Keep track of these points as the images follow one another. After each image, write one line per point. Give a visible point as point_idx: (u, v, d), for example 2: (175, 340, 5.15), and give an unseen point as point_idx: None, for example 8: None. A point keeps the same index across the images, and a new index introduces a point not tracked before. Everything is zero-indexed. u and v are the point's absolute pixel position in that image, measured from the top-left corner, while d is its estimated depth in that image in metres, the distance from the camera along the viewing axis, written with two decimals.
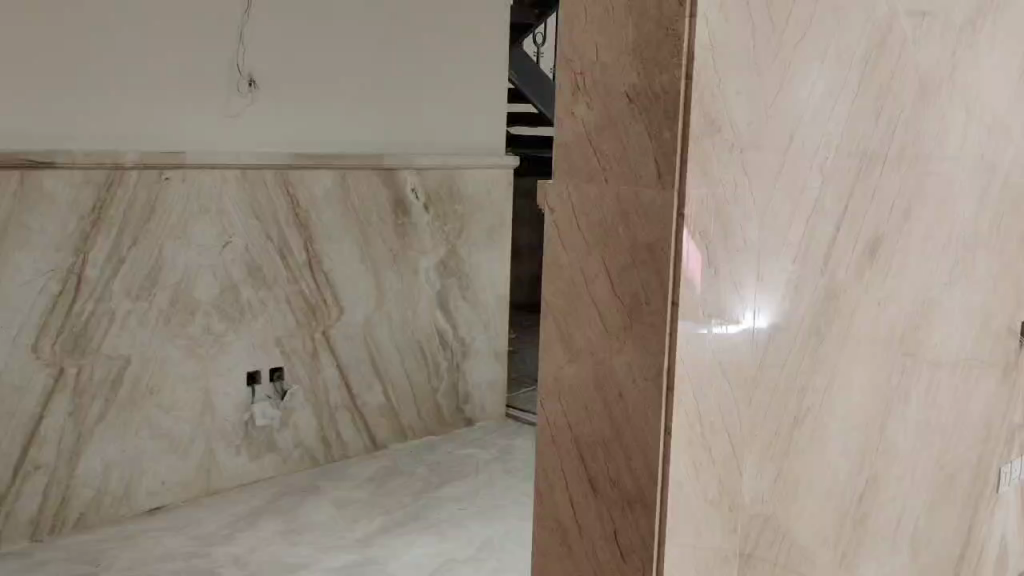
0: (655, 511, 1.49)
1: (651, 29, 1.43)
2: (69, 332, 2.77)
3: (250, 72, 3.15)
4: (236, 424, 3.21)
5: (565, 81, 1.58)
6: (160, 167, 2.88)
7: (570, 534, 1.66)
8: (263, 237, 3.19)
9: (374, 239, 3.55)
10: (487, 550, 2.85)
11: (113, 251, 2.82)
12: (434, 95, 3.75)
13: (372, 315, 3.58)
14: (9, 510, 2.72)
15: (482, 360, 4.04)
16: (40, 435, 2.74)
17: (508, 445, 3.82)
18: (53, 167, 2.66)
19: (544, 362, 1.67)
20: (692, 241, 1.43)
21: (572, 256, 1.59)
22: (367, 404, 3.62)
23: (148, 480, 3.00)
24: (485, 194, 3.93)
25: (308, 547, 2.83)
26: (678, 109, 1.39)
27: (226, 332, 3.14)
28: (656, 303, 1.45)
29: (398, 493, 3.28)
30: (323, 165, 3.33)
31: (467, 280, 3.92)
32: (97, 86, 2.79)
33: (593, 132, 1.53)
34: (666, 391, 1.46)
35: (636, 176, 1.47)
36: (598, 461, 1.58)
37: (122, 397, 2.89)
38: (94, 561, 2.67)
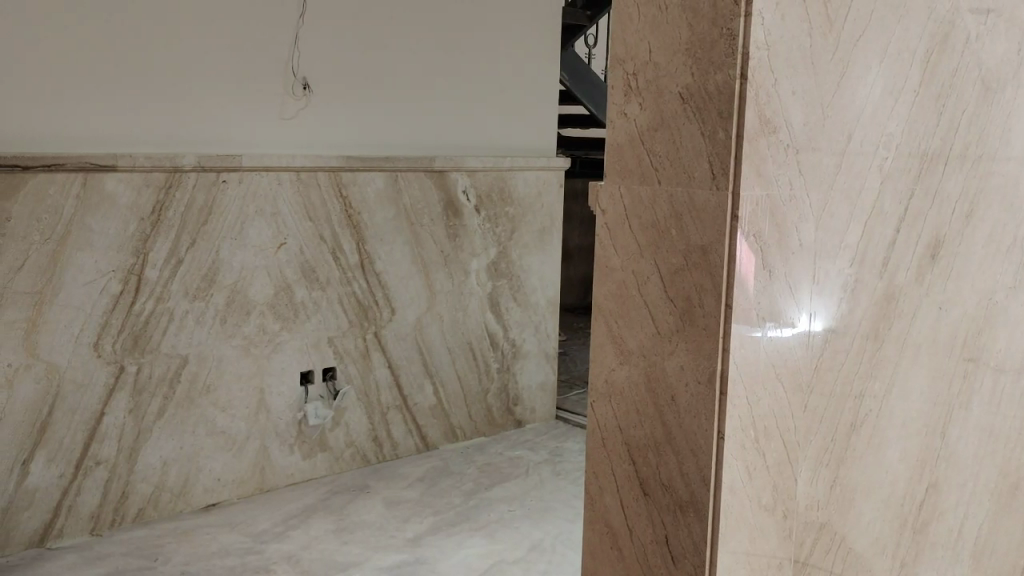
0: (708, 516, 1.47)
1: (706, 29, 1.41)
2: (129, 331, 2.83)
3: (304, 76, 3.19)
4: (289, 423, 3.25)
5: (618, 81, 1.57)
6: (217, 169, 2.94)
7: (620, 538, 1.65)
8: (316, 238, 3.23)
9: (426, 240, 3.57)
10: (537, 552, 2.85)
11: (172, 251, 2.88)
12: (486, 97, 3.76)
13: (423, 316, 3.60)
14: (71, 504, 2.79)
15: (532, 362, 4.04)
16: (101, 431, 2.81)
17: (558, 447, 3.81)
18: (114, 170, 2.73)
19: (596, 364, 1.66)
20: (746, 244, 1.41)
21: (623, 258, 1.58)
22: (417, 404, 3.64)
23: (203, 477, 3.05)
24: (536, 195, 3.93)
25: (359, 546, 2.85)
26: (733, 109, 1.38)
27: (280, 332, 3.18)
28: (710, 306, 1.44)
29: (448, 493, 3.30)
30: (375, 168, 3.35)
31: (518, 281, 3.92)
32: (156, 89, 2.85)
33: (646, 132, 1.52)
34: (719, 394, 1.45)
35: (689, 178, 1.45)
36: (649, 464, 1.57)
37: (179, 395, 2.95)
38: (152, 556, 2.72)
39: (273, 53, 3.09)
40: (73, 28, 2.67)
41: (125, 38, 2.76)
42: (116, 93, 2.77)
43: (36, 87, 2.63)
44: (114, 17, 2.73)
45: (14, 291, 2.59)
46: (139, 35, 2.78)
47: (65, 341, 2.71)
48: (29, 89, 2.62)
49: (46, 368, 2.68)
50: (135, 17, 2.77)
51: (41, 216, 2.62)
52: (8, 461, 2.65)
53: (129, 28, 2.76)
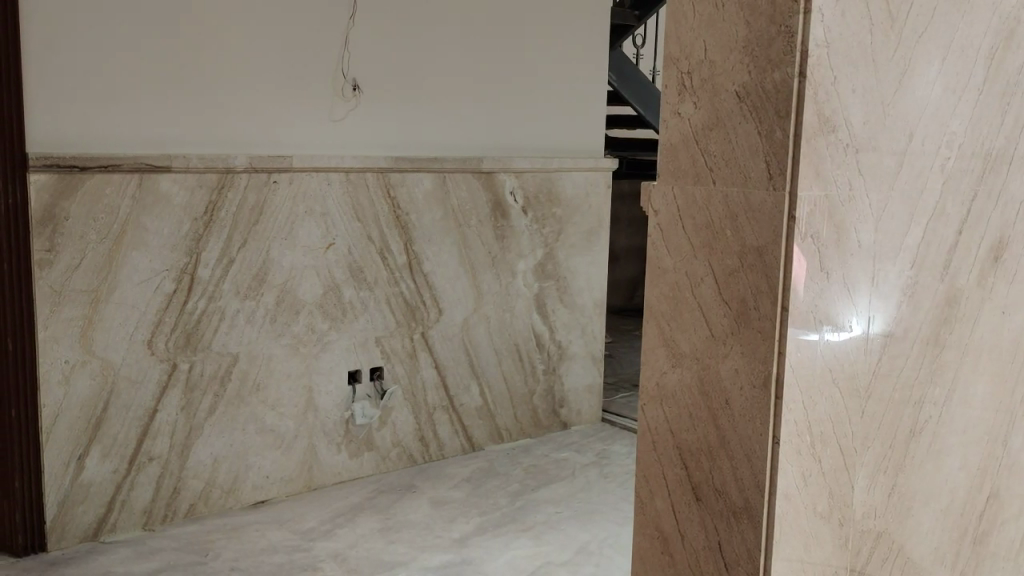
0: (763, 522, 1.45)
1: (763, 26, 1.39)
2: (182, 330, 2.87)
3: (354, 77, 3.20)
4: (337, 422, 3.28)
5: (671, 80, 1.55)
6: (268, 170, 2.98)
7: (671, 543, 1.62)
8: (364, 239, 3.25)
9: (473, 241, 3.57)
10: (583, 555, 2.83)
11: (224, 251, 2.92)
12: (534, 97, 3.75)
13: (470, 316, 3.61)
14: (125, 499, 2.84)
15: (578, 364, 4.02)
16: (154, 427, 2.85)
17: (604, 450, 3.79)
18: (169, 171, 2.77)
19: (646, 367, 1.64)
20: (803, 245, 1.39)
21: (676, 259, 1.56)
22: (464, 404, 3.65)
23: (253, 475, 3.09)
24: (583, 197, 3.92)
25: (405, 545, 2.86)
26: (791, 108, 1.36)
27: (329, 332, 3.21)
28: (765, 308, 1.41)
29: (494, 494, 3.29)
30: (423, 168, 3.37)
31: (565, 283, 3.91)
32: (210, 91, 2.87)
33: (700, 132, 1.50)
34: (775, 398, 1.43)
35: (745, 178, 1.43)
36: (702, 469, 1.54)
37: (230, 393, 2.99)
38: (203, 551, 2.76)
39: (323, 54, 3.11)
40: (132, 30, 2.69)
41: (181, 40, 2.79)
42: (172, 94, 2.80)
43: (96, 89, 2.65)
44: (170, 19, 2.76)
45: (72, 289, 2.64)
46: (194, 36, 2.81)
47: (120, 338, 2.75)
48: (89, 91, 2.64)
49: (101, 365, 2.73)
50: (190, 19, 2.80)
51: (98, 215, 2.66)
52: (64, 455, 2.70)
53: (185, 30, 2.79)
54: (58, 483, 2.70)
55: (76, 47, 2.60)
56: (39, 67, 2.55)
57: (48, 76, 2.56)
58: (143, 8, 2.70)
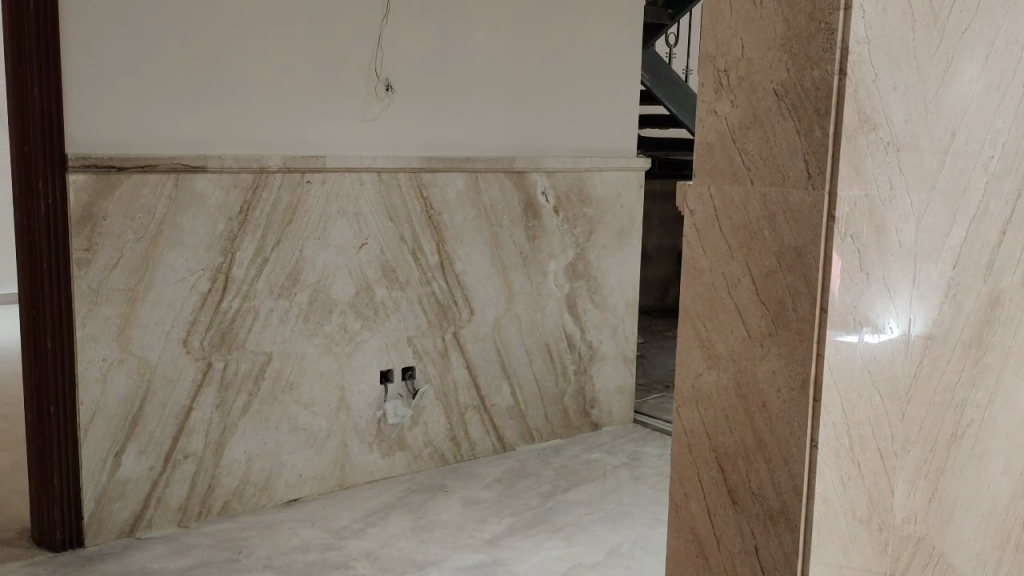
0: (800, 527, 1.44)
1: (802, 23, 1.37)
2: (217, 329, 2.90)
3: (387, 77, 3.21)
4: (369, 421, 3.29)
5: (707, 78, 1.53)
6: (302, 171, 3.00)
7: (706, 546, 1.61)
8: (397, 239, 3.26)
9: (505, 242, 3.57)
10: (615, 557, 2.82)
11: (258, 250, 2.94)
12: (566, 97, 3.74)
13: (502, 316, 3.61)
14: (160, 496, 2.86)
15: (610, 364, 4.01)
16: (189, 425, 2.88)
17: (635, 451, 3.77)
18: (204, 171, 2.80)
19: (680, 368, 1.62)
20: (843, 246, 1.38)
21: (712, 260, 1.54)
22: (495, 404, 3.64)
23: (286, 473, 3.11)
24: (615, 196, 3.90)
25: (437, 545, 2.86)
26: (831, 106, 1.34)
27: (361, 331, 3.22)
28: (804, 309, 1.40)
29: (525, 494, 3.29)
30: (456, 168, 3.37)
31: (596, 283, 3.90)
32: (244, 92, 2.89)
33: (737, 130, 1.48)
34: (813, 401, 1.41)
35: (783, 177, 1.41)
36: (738, 472, 1.53)
37: (264, 391, 3.01)
38: (237, 549, 2.78)
39: (357, 54, 3.12)
40: (168, 31, 2.72)
41: (216, 41, 2.81)
42: (209, 95, 2.82)
43: (133, 90, 2.68)
44: (206, 20, 2.78)
45: (110, 288, 2.68)
46: (230, 37, 2.84)
47: (156, 337, 2.78)
48: (126, 91, 2.67)
49: (138, 364, 2.76)
50: (226, 20, 2.82)
51: (135, 215, 2.69)
52: (101, 452, 2.73)
53: (221, 31, 2.82)
54: (95, 479, 2.73)
55: (114, 49, 2.63)
56: (77, 68, 2.57)
57: (86, 77, 2.59)
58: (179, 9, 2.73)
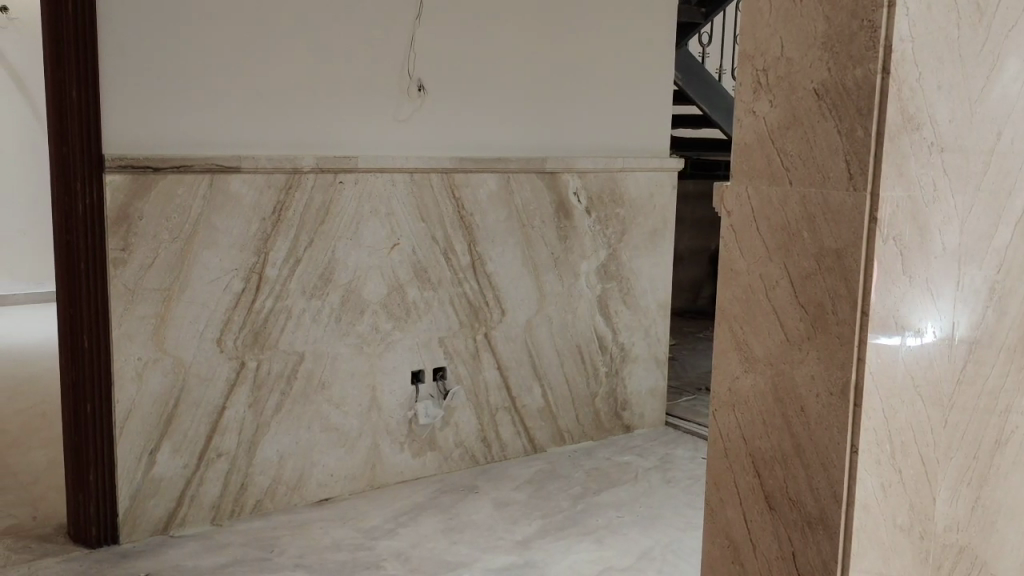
0: (839, 533, 1.41)
1: (844, 21, 1.35)
2: (250, 328, 2.92)
3: (420, 77, 3.21)
4: (400, 421, 3.29)
5: (747, 78, 1.52)
6: (335, 171, 3.01)
7: (742, 551, 1.59)
8: (428, 239, 3.26)
9: (537, 242, 3.56)
10: (647, 560, 2.80)
11: (292, 250, 2.96)
12: (599, 97, 3.72)
13: (534, 317, 3.60)
14: (194, 493, 2.89)
15: (641, 366, 3.98)
16: (223, 423, 2.90)
17: (667, 454, 3.74)
18: (239, 171, 2.81)
19: (719, 371, 1.61)
20: (885, 248, 1.35)
21: (750, 262, 1.53)
22: (526, 405, 3.63)
23: (318, 472, 3.12)
24: (647, 197, 3.88)
25: (468, 546, 2.86)
26: (873, 106, 1.32)
27: (393, 331, 3.23)
28: (844, 313, 1.37)
29: (556, 496, 3.27)
30: (488, 168, 3.37)
31: (628, 284, 3.88)
32: (278, 93, 2.91)
33: (776, 130, 1.46)
34: (853, 406, 1.39)
35: (823, 178, 1.39)
36: (776, 477, 1.51)
37: (296, 390, 3.03)
38: (269, 547, 2.79)
39: (390, 54, 3.13)
40: (205, 32, 2.74)
41: (251, 42, 2.83)
42: (244, 96, 2.84)
43: (169, 91, 2.70)
44: (241, 20, 2.80)
45: (146, 288, 2.70)
46: (265, 37, 2.85)
47: (191, 336, 2.81)
48: (164, 92, 2.70)
49: (174, 362, 2.78)
50: (260, 21, 2.84)
51: (171, 215, 2.71)
52: (136, 451, 2.76)
53: (256, 32, 2.83)
54: (131, 477, 2.76)
55: (152, 51, 2.65)
56: (114, 70, 2.60)
57: (124, 78, 2.61)
58: (216, 10, 2.75)
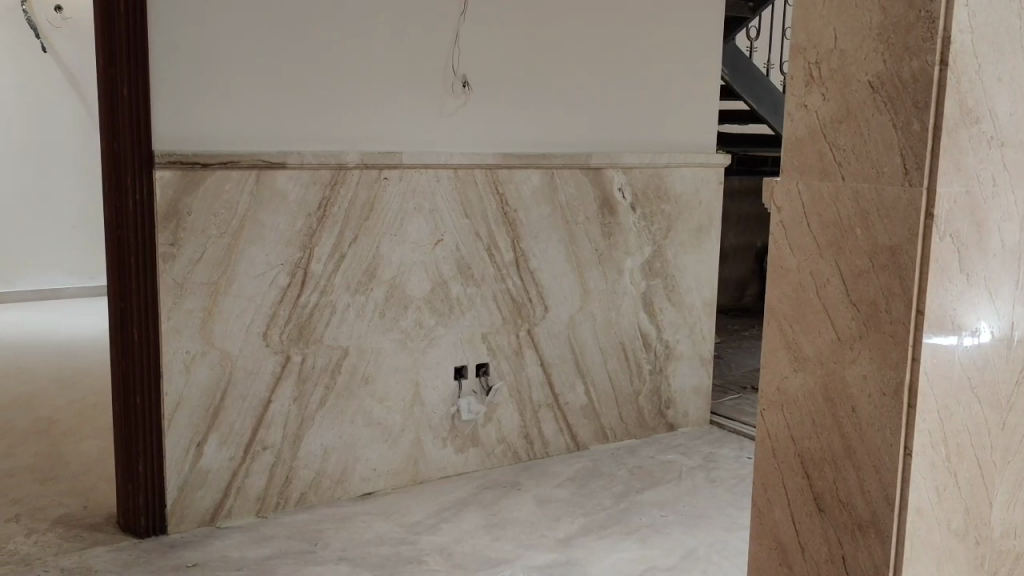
0: (891, 538, 1.45)
1: (900, 12, 1.39)
2: (295, 323, 2.94)
3: (464, 74, 3.21)
4: (443, 416, 3.30)
5: (798, 71, 1.55)
6: (379, 167, 3.01)
7: (789, 554, 1.63)
8: (472, 236, 3.26)
9: (580, 239, 3.54)
10: (691, 560, 2.76)
11: (337, 245, 2.98)
12: (644, 92, 3.69)
13: (577, 314, 3.58)
14: (240, 486, 2.92)
15: (686, 364, 3.94)
16: (268, 417, 2.93)
17: (711, 453, 3.70)
18: (285, 167, 2.83)
19: (767, 371, 1.64)
20: (941, 246, 1.39)
21: (799, 259, 1.56)
22: (569, 403, 3.62)
23: (361, 467, 3.14)
24: (693, 193, 3.84)
25: (510, 542, 2.85)
26: (930, 99, 1.35)
27: (436, 327, 3.23)
28: (898, 311, 1.41)
29: (599, 494, 3.25)
30: (532, 165, 3.35)
31: (673, 281, 3.84)
32: (325, 90, 2.93)
33: (828, 125, 1.50)
34: (908, 406, 1.42)
35: (878, 173, 1.42)
36: (826, 479, 1.55)
37: (340, 386, 3.05)
38: (313, 540, 2.81)
39: (435, 50, 3.13)
40: (243, 31, 2.75)
41: (299, 38, 2.85)
42: (276, 94, 2.84)
43: (219, 88, 2.74)
44: (286, 18, 2.82)
45: (194, 283, 2.74)
46: (300, 36, 2.85)
47: (238, 330, 2.84)
48: (211, 90, 2.72)
49: (221, 356, 2.82)
50: (294, 21, 2.84)
51: (219, 211, 2.74)
52: (183, 443, 2.80)
53: (289, 32, 2.83)
54: (178, 469, 2.80)
55: (201, 47, 2.69)
56: (162, 67, 2.63)
57: (174, 75, 2.65)
58: (256, 8, 2.76)
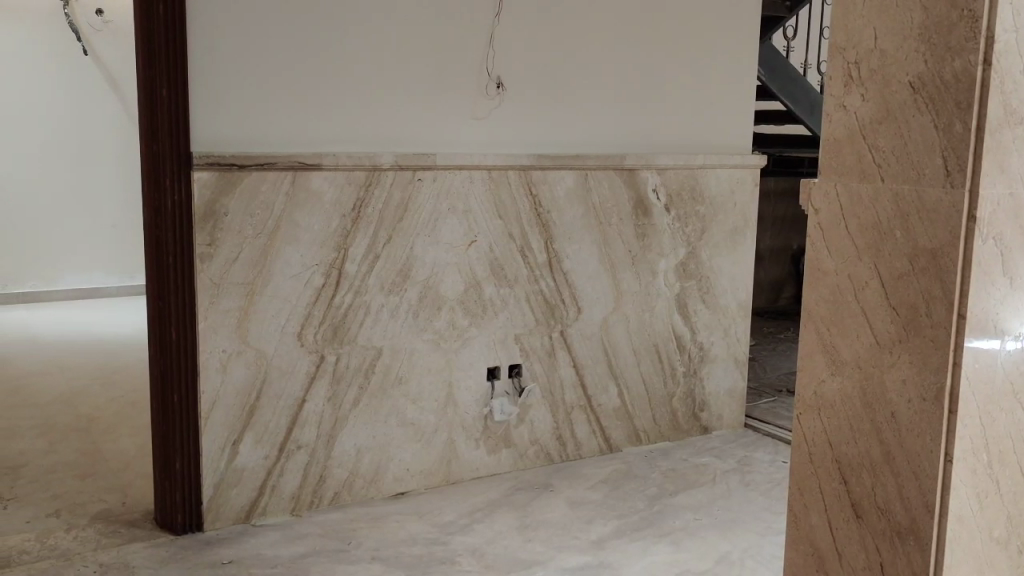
0: (931, 545, 1.43)
1: (943, 10, 1.36)
2: (330, 323, 2.96)
3: (498, 75, 3.21)
4: (475, 417, 3.30)
5: (837, 71, 1.53)
6: (414, 168, 3.02)
7: (826, 560, 1.61)
8: (505, 238, 3.26)
9: (614, 240, 3.52)
10: (725, 565, 2.74)
11: (371, 246, 2.99)
12: (679, 92, 3.66)
13: (610, 315, 3.56)
14: (274, 485, 2.94)
15: (720, 367, 3.91)
16: (303, 417, 2.96)
17: (745, 457, 3.67)
18: (320, 168, 2.85)
19: (804, 375, 1.62)
20: (984, 248, 1.37)
21: (837, 261, 1.54)
22: (602, 404, 3.60)
23: (394, 466, 3.15)
24: (728, 194, 3.81)
25: (542, 544, 2.85)
26: (972, 100, 1.33)
27: (469, 328, 3.24)
28: (938, 316, 1.39)
29: (632, 497, 3.24)
30: (565, 166, 3.35)
31: (707, 284, 3.81)
32: (358, 91, 2.94)
33: (868, 126, 1.48)
34: (948, 411, 1.40)
35: (918, 175, 1.40)
36: (864, 485, 1.52)
37: (374, 386, 3.07)
38: (347, 539, 2.83)
39: (469, 52, 3.14)
40: (265, 31, 2.75)
41: (334, 40, 2.87)
42: (289, 95, 2.82)
43: (255, 90, 2.76)
44: (311, 19, 2.82)
45: (230, 282, 2.77)
46: (300, 37, 2.81)
47: (273, 330, 2.86)
48: (242, 89, 2.74)
49: (256, 355, 2.84)
50: (305, 20, 2.81)
51: (255, 211, 2.77)
52: (219, 441, 2.83)
53: (286, 32, 2.78)
54: (215, 467, 2.83)
55: (239, 48, 2.71)
56: (200, 68, 2.66)
57: (213, 76, 2.68)
58: (268, 9, 2.74)
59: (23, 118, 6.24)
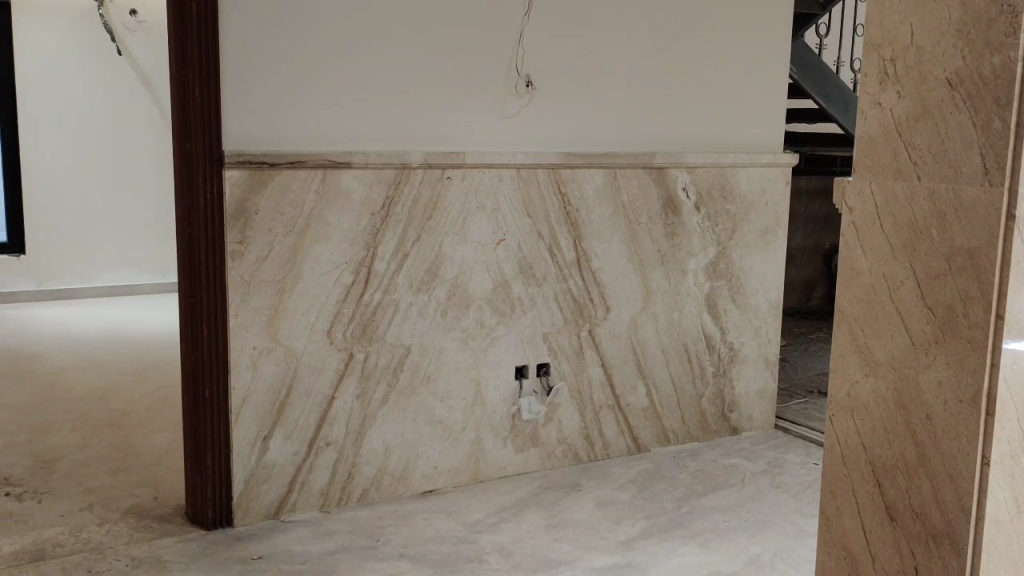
0: (966, 550, 1.41)
1: (982, 6, 1.34)
2: (359, 321, 2.97)
3: (528, 74, 3.21)
4: (503, 416, 3.30)
5: (873, 68, 1.51)
6: (442, 167, 3.03)
7: (859, 563, 1.59)
8: (534, 236, 3.26)
9: (643, 239, 3.51)
10: (754, 567, 2.72)
11: (400, 244, 3.00)
12: (709, 90, 3.63)
13: (639, 314, 3.54)
14: (303, 481, 2.96)
15: (750, 367, 3.88)
16: (332, 414, 2.97)
17: (776, 458, 3.64)
18: (349, 167, 2.87)
19: (837, 377, 1.61)
20: None
21: (872, 261, 1.52)
22: (630, 404, 3.59)
23: (422, 464, 3.16)
24: (759, 194, 3.78)
25: (569, 544, 2.84)
26: (1011, 97, 1.31)
27: (498, 326, 3.24)
28: (976, 316, 1.37)
29: (661, 497, 3.22)
30: (595, 165, 3.34)
31: (737, 283, 3.78)
32: (387, 90, 2.95)
33: (904, 123, 1.46)
34: (986, 414, 1.38)
35: (956, 172, 1.38)
36: (898, 487, 1.50)
37: (402, 383, 3.07)
38: (375, 536, 2.84)
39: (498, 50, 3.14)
40: (293, 31, 2.76)
41: (364, 39, 2.88)
42: (319, 94, 2.84)
43: (286, 88, 2.78)
44: (337, 19, 2.83)
45: (261, 280, 2.79)
46: (331, 36, 2.83)
47: (303, 328, 2.88)
48: (271, 88, 2.76)
49: (286, 353, 2.86)
50: (335, 20, 2.83)
51: (285, 209, 2.79)
52: (250, 437, 2.85)
53: (314, 31, 2.79)
54: (245, 462, 2.85)
55: (270, 47, 2.73)
56: (231, 67, 2.68)
57: (244, 75, 2.71)
58: (299, 7, 2.76)
59: (56, 116, 6.32)
